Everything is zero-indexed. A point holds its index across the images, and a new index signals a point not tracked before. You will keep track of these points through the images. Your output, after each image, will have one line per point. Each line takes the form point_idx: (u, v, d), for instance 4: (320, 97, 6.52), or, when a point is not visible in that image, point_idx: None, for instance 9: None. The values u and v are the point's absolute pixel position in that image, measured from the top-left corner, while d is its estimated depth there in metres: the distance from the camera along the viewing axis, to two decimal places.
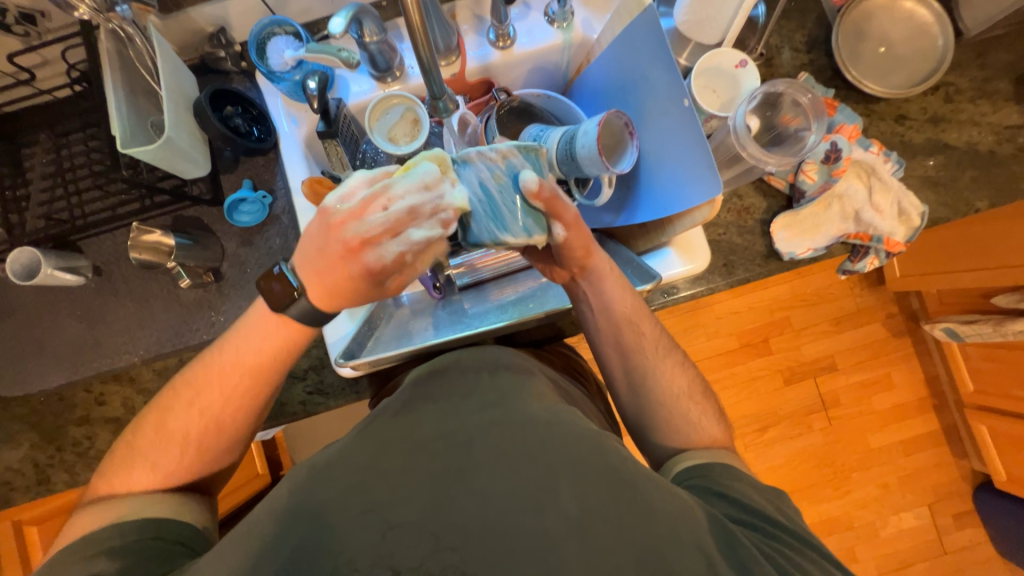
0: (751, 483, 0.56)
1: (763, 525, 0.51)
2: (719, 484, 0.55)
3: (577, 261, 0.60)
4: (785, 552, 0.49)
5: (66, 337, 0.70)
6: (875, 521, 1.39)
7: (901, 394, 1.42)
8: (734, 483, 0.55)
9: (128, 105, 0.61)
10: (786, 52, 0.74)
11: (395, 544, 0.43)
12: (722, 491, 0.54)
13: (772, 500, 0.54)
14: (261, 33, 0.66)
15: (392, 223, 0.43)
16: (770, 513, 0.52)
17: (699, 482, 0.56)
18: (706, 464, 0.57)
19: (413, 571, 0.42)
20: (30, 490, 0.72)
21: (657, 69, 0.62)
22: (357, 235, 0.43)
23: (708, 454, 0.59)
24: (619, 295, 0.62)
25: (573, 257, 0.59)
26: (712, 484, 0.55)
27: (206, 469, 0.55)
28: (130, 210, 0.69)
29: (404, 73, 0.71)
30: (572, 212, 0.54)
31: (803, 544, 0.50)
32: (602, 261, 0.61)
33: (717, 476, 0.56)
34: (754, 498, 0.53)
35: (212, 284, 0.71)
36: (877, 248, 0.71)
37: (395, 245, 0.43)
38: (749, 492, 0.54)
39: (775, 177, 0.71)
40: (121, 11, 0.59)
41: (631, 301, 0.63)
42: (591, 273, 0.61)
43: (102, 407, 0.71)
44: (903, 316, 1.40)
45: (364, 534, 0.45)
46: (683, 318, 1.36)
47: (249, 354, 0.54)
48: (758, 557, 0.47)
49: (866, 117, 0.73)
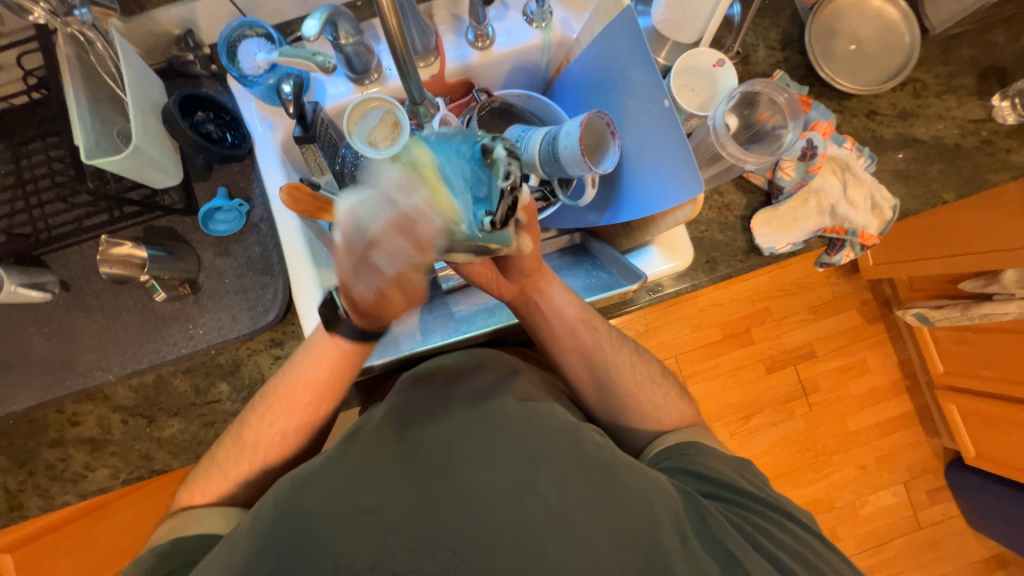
0: (716, 455, 0.58)
1: (730, 494, 0.54)
2: (689, 461, 0.57)
3: (530, 272, 0.61)
4: (750, 517, 0.52)
5: (35, 355, 0.67)
6: (855, 501, 1.44)
7: (876, 378, 1.47)
8: (702, 459, 0.57)
9: (91, 113, 0.59)
10: (761, 50, 0.75)
11: (394, 546, 0.44)
12: (691, 468, 0.56)
13: (738, 470, 0.57)
14: (231, 36, 0.64)
15: (358, 256, 0.43)
16: (738, 482, 0.55)
17: (669, 461, 0.59)
18: (675, 445, 0.60)
19: (412, 571, 0.43)
20: (1, 518, 0.68)
21: (636, 69, 0.62)
22: (342, 274, 0.46)
23: (676, 435, 0.61)
24: (567, 299, 0.65)
25: (524, 269, 0.61)
26: (681, 462, 0.58)
27: (216, 486, 0.56)
28: (99, 221, 0.67)
29: (382, 75, 0.69)
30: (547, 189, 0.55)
31: (771, 510, 0.53)
32: (547, 269, 0.64)
33: (685, 454, 0.58)
34: (722, 471, 0.56)
35: (189, 296, 0.68)
36: (853, 240, 0.74)
37: (370, 280, 0.45)
38: (716, 465, 0.56)
39: (753, 174, 0.73)
40: (80, 15, 0.56)
41: (578, 304, 0.65)
42: (541, 285, 0.64)
43: (77, 428, 0.68)
44: (877, 303, 1.45)
45: (359, 535, 0.45)
46: (667, 313, 1.38)
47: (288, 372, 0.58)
48: (727, 526, 0.50)
49: (839, 113, 0.75)
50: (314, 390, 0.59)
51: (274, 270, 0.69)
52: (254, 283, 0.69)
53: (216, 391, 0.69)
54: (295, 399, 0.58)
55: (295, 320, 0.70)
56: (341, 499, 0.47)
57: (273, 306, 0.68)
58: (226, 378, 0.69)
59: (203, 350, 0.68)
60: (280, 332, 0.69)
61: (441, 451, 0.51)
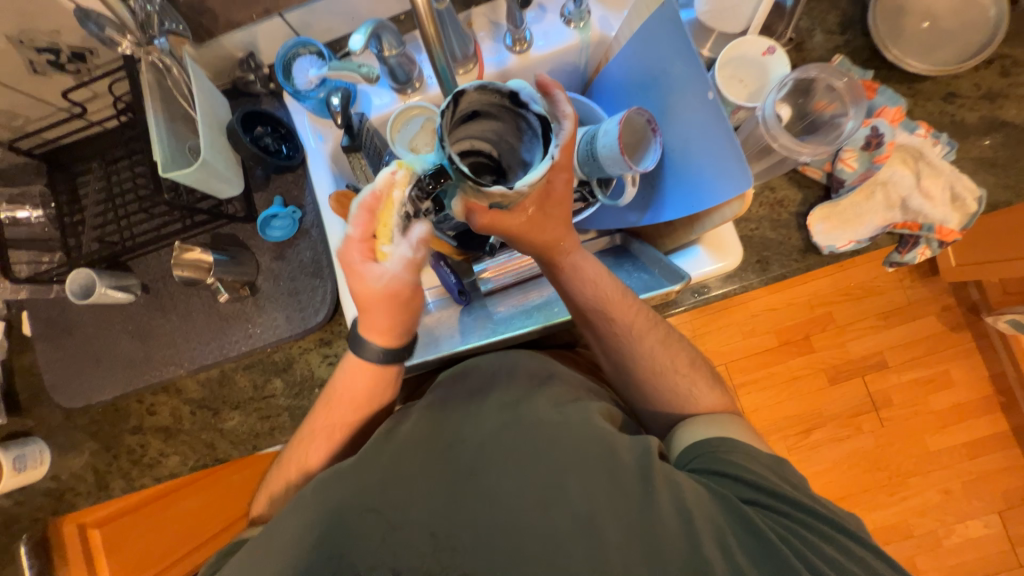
0: (748, 452, 0.53)
1: (772, 502, 0.49)
2: (722, 462, 0.52)
3: (547, 249, 0.56)
4: (796, 529, 0.47)
5: (120, 350, 0.75)
6: (938, 530, 1.29)
7: (961, 393, 1.31)
8: (734, 459, 0.52)
9: (167, 130, 0.65)
10: (818, 35, 0.70)
11: (397, 545, 0.45)
12: (723, 469, 0.51)
13: (774, 468, 0.52)
14: (287, 54, 0.69)
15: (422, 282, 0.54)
16: (780, 489, 0.50)
17: (698, 462, 0.53)
18: (701, 442, 0.55)
19: (412, 571, 0.43)
20: (91, 496, 0.76)
21: (679, 63, 0.60)
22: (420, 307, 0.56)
23: (706, 429, 0.56)
24: (600, 279, 0.59)
25: (539, 247, 0.55)
26: (710, 463, 0.52)
27: None
28: (173, 229, 0.74)
29: (424, 84, 0.71)
30: (558, 187, 0.51)
31: (836, 533, 0.48)
32: (574, 241, 0.58)
33: (712, 452, 0.53)
34: (757, 472, 0.51)
35: (249, 298, 0.74)
36: (928, 237, 0.67)
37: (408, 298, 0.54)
38: (750, 466, 0.51)
39: (810, 168, 0.68)
40: (159, 43, 0.64)
41: (609, 284, 0.60)
42: (563, 262, 0.58)
43: (153, 417, 0.75)
44: (961, 308, 1.30)
45: (375, 531, 0.46)
46: (714, 318, 1.31)
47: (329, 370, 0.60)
48: (776, 542, 0.45)
49: (910, 97, 0.69)
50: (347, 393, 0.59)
51: (324, 273, 0.73)
52: (306, 285, 0.73)
53: (271, 386, 0.74)
54: (336, 398, 0.60)
55: (342, 321, 0.73)
56: (372, 493, 0.48)
57: (322, 307, 0.72)
58: (280, 375, 0.74)
59: (259, 348, 0.73)
60: (329, 332, 0.73)
61: (472, 451, 0.50)
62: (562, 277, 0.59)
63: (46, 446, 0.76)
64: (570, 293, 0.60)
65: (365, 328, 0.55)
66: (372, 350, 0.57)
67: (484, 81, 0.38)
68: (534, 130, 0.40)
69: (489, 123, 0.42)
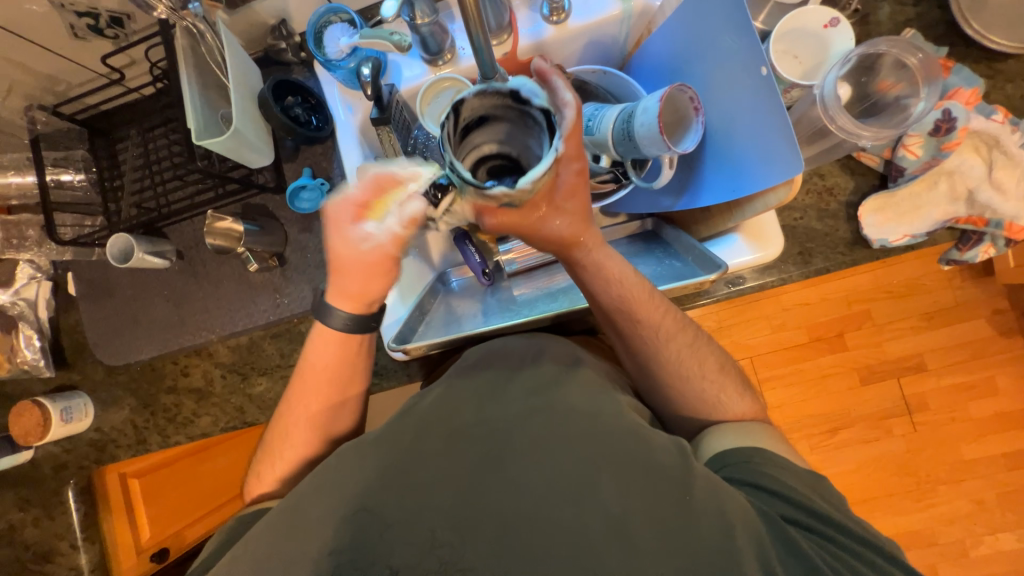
0: (789, 467, 0.51)
1: (812, 521, 0.47)
2: (759, 473, 0.50)
3: (564, 244, 0.54)
4: (837, 552, 0.46)
5: (156, 314, 0.78)
6: (965, 540, 1.24)
7: (1006, 401, 1.24)
8: (773, 472, 0.50)
9: (201, 98, 0.65)
10: (888, 6, 0.64)
11: (423, 527, 0.45)
12: (762, 482, 0.50)
13: (814, 485, 0.50)
14: (319, 22, 0.67)
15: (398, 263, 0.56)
16: (820, 506, 0.48)
17: (732, 471, 0.52)
18: (737, 450, 0.53)
19: (408, 571, 0.43)
20: (130, 448, 0.80)
21: (726, 35, 0.57)
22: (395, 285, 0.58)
23: (739, 437, 0.55)
24: (623, 274, 0.57)
25: (557, 241, 0.53)
26: (746, 473, 0.51)
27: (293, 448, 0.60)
28: (206, 198, 0.75)
29: (456, 54, 0.68)
30: (566, 177, 0.49)
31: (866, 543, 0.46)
32: (593, 234, 0.55)
33: (750, 463, 0.52)
34: (798, 488, 0.49)
35: (277, 268, 0.75)
36: (994, 233, 0.62)
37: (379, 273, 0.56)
38: (790, 480, 0.50)
39: (867, 153, 0.63)
40: (193, 8, 0.62)
41: (634, 279, 0.57)
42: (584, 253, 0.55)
43: (187, 378, 0.78)
44: (1016, 312, 1.21)
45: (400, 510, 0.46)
46: (743, 309, 1.26)
47: (353, 344, 0.60)
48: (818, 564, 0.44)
49: (988, 79, 0.62)
50: (353, 362, 0.62)
51: None
52: None
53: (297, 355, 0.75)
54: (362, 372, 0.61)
55: None
56: (397, 474, 0.48)
57: None
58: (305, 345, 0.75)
59: (287, 317, 0.75)
60: None
61: (496, 436, 0.50)
62: (581, 273, 0.57)
63: (89, 400, 0.80)
64: (594, 291, 0.58)
65: (336, 292, 0.57)
66: (338, 318, 0.58)
67: (484, 84, 0.37)
68: (539, 125, 0.38)
69: (497, 127, 0.40)
